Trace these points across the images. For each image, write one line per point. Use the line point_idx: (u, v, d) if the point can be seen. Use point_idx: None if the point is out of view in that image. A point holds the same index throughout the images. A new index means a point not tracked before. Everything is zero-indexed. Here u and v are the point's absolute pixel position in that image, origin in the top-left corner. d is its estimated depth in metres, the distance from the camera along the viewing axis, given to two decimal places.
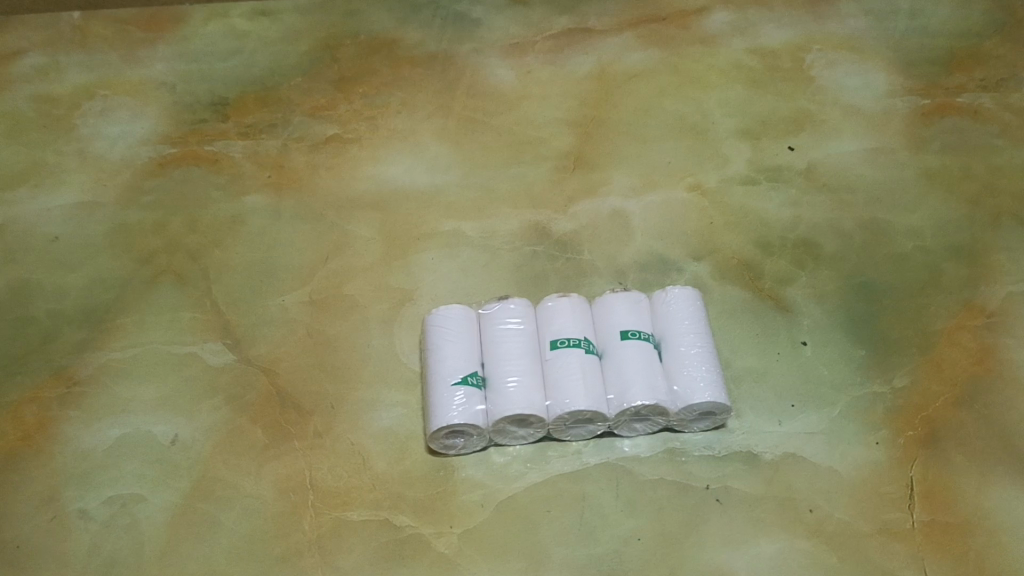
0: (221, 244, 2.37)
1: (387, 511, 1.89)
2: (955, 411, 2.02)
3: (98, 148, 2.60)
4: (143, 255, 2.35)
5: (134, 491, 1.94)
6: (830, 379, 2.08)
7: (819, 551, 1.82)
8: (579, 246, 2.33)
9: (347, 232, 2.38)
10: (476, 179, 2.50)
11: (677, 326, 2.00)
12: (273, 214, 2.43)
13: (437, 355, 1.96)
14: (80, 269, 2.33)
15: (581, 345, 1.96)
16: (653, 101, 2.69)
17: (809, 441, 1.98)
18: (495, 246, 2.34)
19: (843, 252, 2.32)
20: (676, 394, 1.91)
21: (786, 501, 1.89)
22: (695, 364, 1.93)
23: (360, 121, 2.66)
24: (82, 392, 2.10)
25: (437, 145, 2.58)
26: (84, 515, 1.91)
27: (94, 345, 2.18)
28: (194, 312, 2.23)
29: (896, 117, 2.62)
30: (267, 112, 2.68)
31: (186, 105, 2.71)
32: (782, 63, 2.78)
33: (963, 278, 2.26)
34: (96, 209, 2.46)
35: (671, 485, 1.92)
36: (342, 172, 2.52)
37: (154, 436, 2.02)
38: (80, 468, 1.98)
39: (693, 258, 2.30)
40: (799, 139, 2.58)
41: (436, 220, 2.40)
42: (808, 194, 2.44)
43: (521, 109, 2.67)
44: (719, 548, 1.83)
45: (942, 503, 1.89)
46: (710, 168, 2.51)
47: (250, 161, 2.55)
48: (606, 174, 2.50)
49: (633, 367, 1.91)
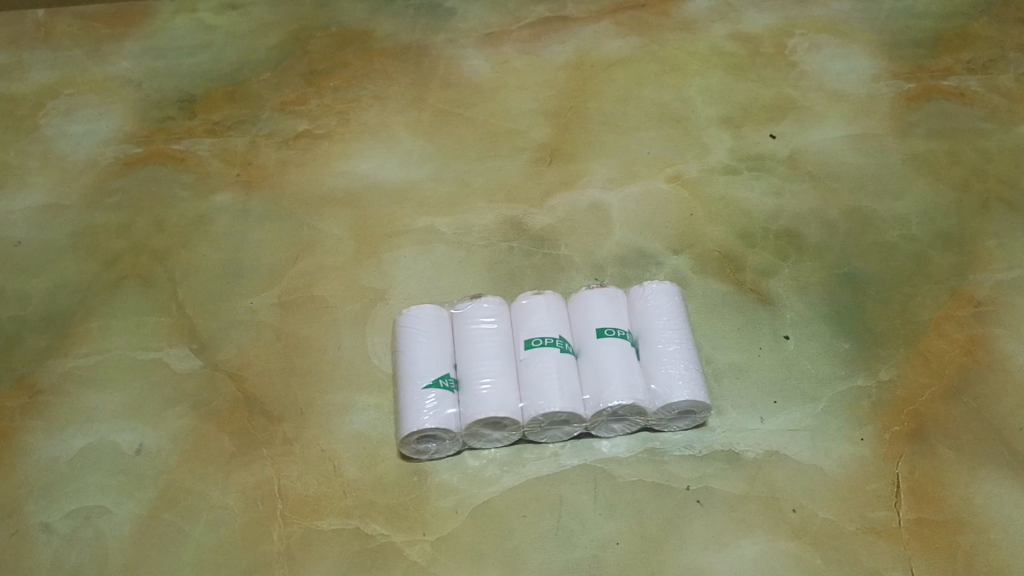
0: (189, 245, 2.31)
1: (358, 519, 1.83)
2: (943, 404, 1.96)
3: (63, 148, 2.53)
4: (109, 258, 2.29)
5: (98, 503, 1.88)
6: (813, 373, 2.02)
7: (803, 552, 1.77)
8: (556, 240, 2.27)
9: (318, 230, 2.31)
10: (450, 173, 2.43)
11: (655, 322, 1.94)
12: (242, 214, 2.36)
13: (408, 356, 1.89)
14: (44, 273, 2.26)
15: (556, 344, 1.90)
16: (632, 89, 2.62)
17: (792, 438, 1.92)
18: (469, 243, 2.27)
19: (827, 241, 2.26)
20: (654, 393, 1.85)
21: (769, 500, 1.84)
22: (673, 362, 1.87)
23: (331, 115, 2.59)
24: (45, 401, 2.03)
25: (410, 139, 2.52)
26: (47, 528, 1.85)
27: (57, 352, 2.12)
28: (160, 316, 2.17)
29: (881, 101, 2.55)
30: (236, 108, 2.61)
31: (153, 102, 2.64)
32: (764, 48, 2.71)
33: (951, 267, 2.20)
34: (60, 211, 2.39)
35: (651, 487, 1.86)
36: (313, 168, 2.45)
37: (119, 444, 1.96)
38: (43, 479, 1.92)
39: (673, 251, 2.24)
40: (781, 126, 2.51)
41: (410, 216, 2.34)
42: (791, 182, 2.38)
43: (497, 99, 2.61)
44: (700, 551, 1.77)
45: (930, 499, 1.83)
46: (691, 157, 2.45)
47: (218, 158, 2.49)
48: (584, 165, 2.44)
49: (611, 366, 1.85)
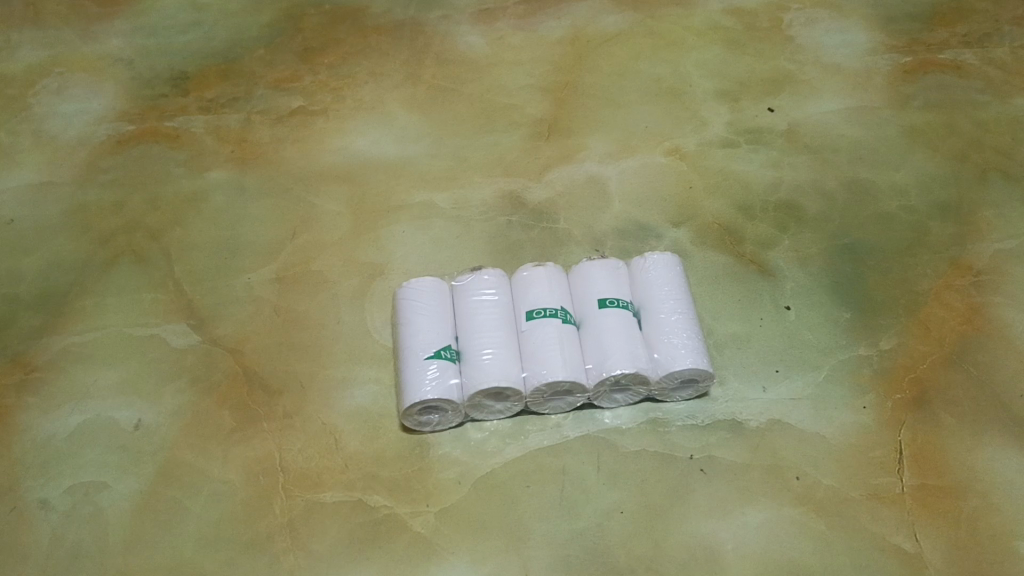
0: (184, 222, 2.28)
1: (361, 491, 1.82)
2: (944, 371, 1.96)
3: (54, 127, 2.50)
4: (103, 235, 2.26)
5: (97, 479, 1.86)
6: (815, 343, 2.02)
7: (807, 519, 1.77)
8: (555, 214, 2.25)
9: (314, 206, 2.30)
10: (447, 148, 2.42)
11: (657, 292, 1.93)
12: (237, 190, 2.34)
13: (408, 328, 1.88)
14: (37, 252, 2.24)
15: (558, 315, 1.89)
16: (628, 64, 2.61)
17: (795, 406, 1.92)
18: (467, 217, 2.26)
19: (826, 213, 2.25)
20: (657, 362, 1.84)
21: (773, 468, 1.83)
22: (676, 331, 1.86)
23: (326, 92, 2.56)
24: (40, 379, 2.01)
25: (406, 115, 2.50)
26: (45, 505, 1.83)
27: (53, 329, 2.09)
28: (156, 293, 2.15)
29: (877, 74, 2.55)
30: (229, 85, 2.59)
31: (145, 80, 2.61)
32: (760, 23, 2.71)
33: (950, 237, 2.20)
34: (53, 189, 2.36)
35: (654, 456, 1.86)
36: (307, 145, 2.43)
37: (117, 421, 1.94)
38: (40, 456, 1.90)
39: (673, 223, 2.23)
40: (779, 99, 2.51)
41: (407, 191, 2.32)
42: (789, 155, 2.37)
43: (493, 75, 2.59)
44: (704, 519, 1.77)
45: (932, 466, 1.83)
46: (688, 131, 2.44)
47: (212, 136, 2.46)
48: (581, 140, 2.42)
49: (613, 336, 1.84)
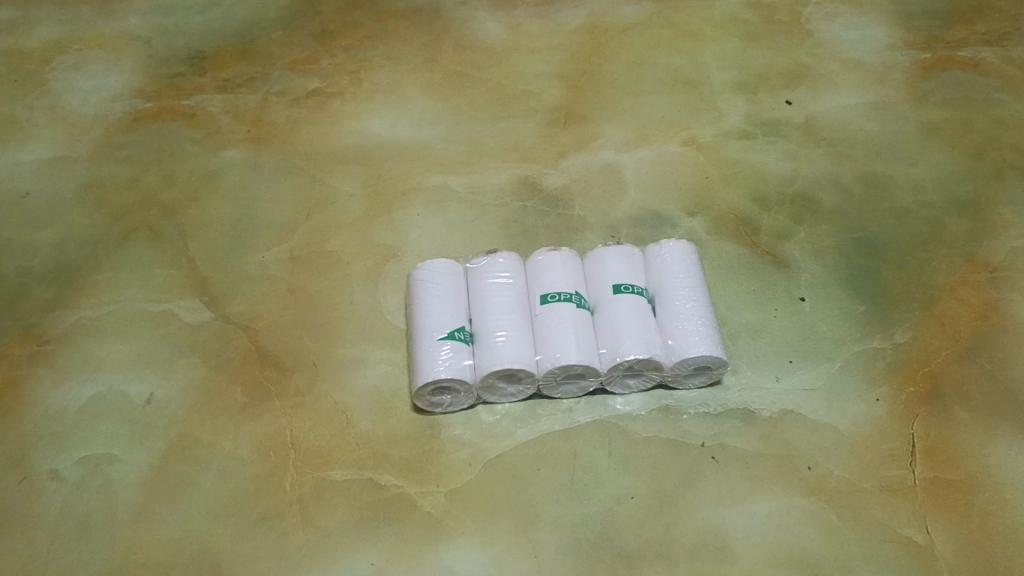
0: (199, 200, 2.28)
1: (371, 470, 1.81)
2: (958, 366, 1.96)
3: (71, 103, 2.50)
4: (117, 211, 2.26)
5: (107, 452, 1.86)
6: (829, 335, 2.01)
7: (818, 509, 1.76)
8: (570, 201, 2.25)
9: (330, 187, 2.29)
10: (463, 133, 2.41)
11: (672, 279, 1.92)
12: (252, 170, 2.34)
13: (422, 309, 1.88)
14: (52, 226, 2.24)
15: (573, 300, 1.88)
16: (646, 54, 2.60)
17: (808, 397, 1.91)
18: (482, 202, 2.26)
19: (843, 206, 2.25)
20: (671, 348, 1.84)
21: (785, 458, 1.83)
22: (690, 318, 1.86)
23: (342, 74, 2.56)
24: (53, 351, 2.01)
25: (422, 99, 2.49)
26: (55, 476, 1.83)
27: (66, 302, 2.09)
28: (170, 269, 2.15)
29: (896, 70, 2.54)
30: (246, 66, 2.59)
31: (162, 59, 2.61)
32: (779, 17, 2.70)
33: (966, 233, 2.19)
34: (68, 164, 2.36)
35: (666, 443, 1.85)
36: (324, 127, 2.43)
37: (129, 394, 1.94)
38: (51, 427, 1.90)
39: (688, 213, 2.23)
40: (797, 93, 2.50)
41: (422, 175, 2.32)
42: (806, 148, 2.37)
43: (510, 61, 2.58)
44: (714, 507, 1.77)
45: (945, 460, 1.83)
46: (705, 122, 2.43)
47: (228, 115, 2.46)
48: (597, 128, 2.42)
49: (627, 321, 1.84)
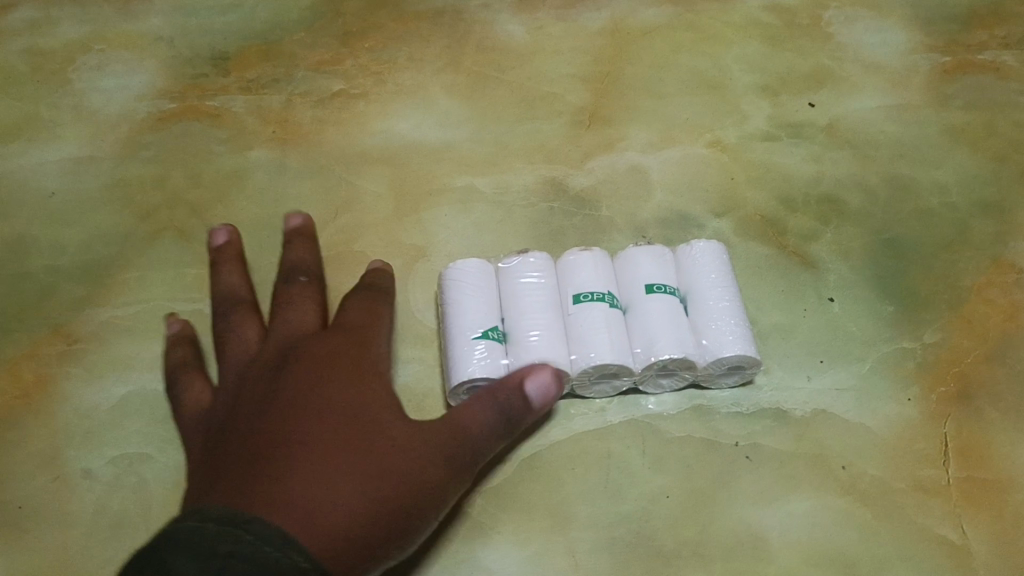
0: (226, 199, 2.29)
1: None
2: (988, 367, 1.97)
3: (95, 102, 2.50)
4: (144, 210, 2.27)
5: (141, 450, 1.87)
6: (859, 336, 2.02)
7: (851, 508, 1.77)
8: (597, 201, 2.26)
9: (357, 187, 2.30)
10: (488, 134, 2.42)
11: (704, 279, 1.93)
12: (279, 170, 2.34)
13: (455, 308, 1.88)
14: (79, 224, 2.24)
15: (605, 300, 1.89)
16: (669, 57, 2.61)
17: (839, 397, 1.92)
18: (510, 203, 2.26)
19: (868, 208, 2.26)
20: (705, 348, 1.84)
21: (818, 457, 1.84)
22: (724, 318, 1.86)
23: (366, 75, 2.56)
24: (83, 349, 2.01)
25: (446, 100, 2.50)
26: (89, 474, 1.84)
27: (95, 301, 2.10)
28: (199, 269, 2.15)
29: (917, 74, 2.55)
30: (270, 66, 2.58)
31: (184, 59, 2.60)
32: (801, 21, 2.70)
33: (991, 235, 2.20)
34: (94, 163, 2.37)
35: (699, 442, 1.86)
36: (349, 127, 2.43)
37: (160, 394, 1.95)
38: (84, 426, 1.90)
39: (714, 214, 2.24)
40: (820, 95, 2.51)
41: (448, 175, 2.32)
42: (831, 150, 2.38)
43: (534, 63, 2.59)
44: (750, 506, 1.77)
45: (977, 459, 1.84)
46: (730, 124, 2.44)
47: (253, 115, 2.46)
48: (622, 129, 2.43)
49: (661, 320, 1.84)
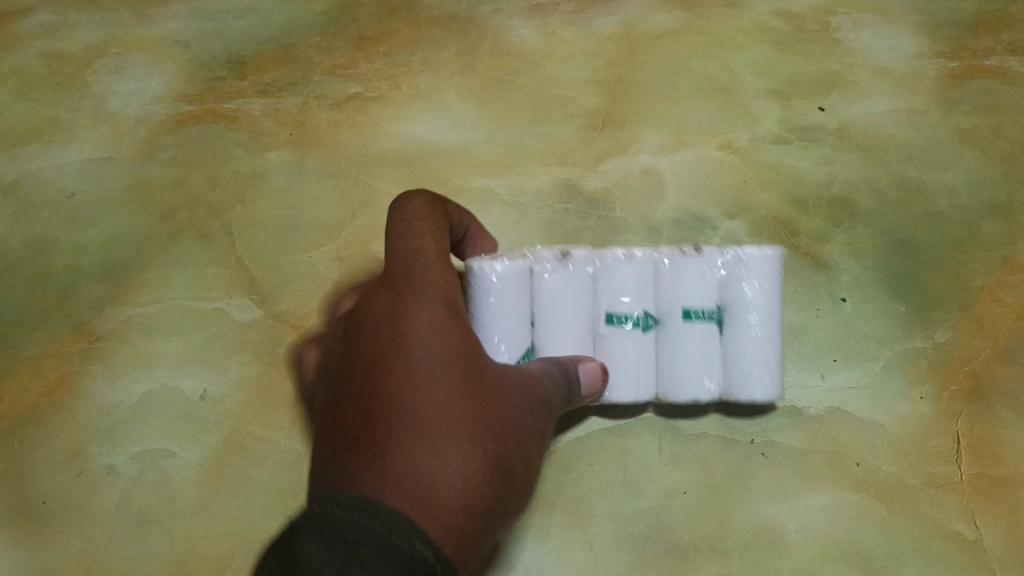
0: (245, 201, 2.31)
1: None
2: (999, 365, 2.00)
3: (114, 106, 2.47)
4: (164, 211, 2.31)
5: (163, 447, 2.06)
6: (872, 335, 2.04)
7: (862, 503, 1.90)
8: (610, 203, 2.33)
9: (375, 188, 2.33)
10: (504, 137, 2.42)
11: (750, 306, 1.82)
12: (296, 172, 2.36)
13: (487, 321, 1.77)
14: (99, 226, 2.30)
15: (638, 324, 1.86)
16: (679, 61, 2.48)
17: (853, 395, 1.98)
18: (525, 204, 2.35)
19: (878, 210, 2.30)
20: (727, 387, 1.87)
21: (833, 454, 1.93)
22: (757, 357, 1.83)
23: (383, 79, 2.48)
24: (105, 347, 2.15)
25: (460, 104, 2.45)
26: (111, 470, 2.04)
27: (116, 299, 2.20)
28: (218, 268, 2.23)
29: (925, 80, 2.43)
30: (286, 71, 2.49)
31: (202, 63, 2.51)
32: (809, 26, 2.50)
33: (1000, 234, 2.26)
34: (113, 164, 2.39)
35: (716, 439, 1.94)
36: (363, 130, 2.42)
37: (181, 391, 2.11)
38: (109, 420, 2.09)
39: (728, 215, 2.31)
40: (829, 99, 2.43)
41: (464, 176, 2.37)
42: (843, 153, 2.36)
43: (547, 68, 2.48)
44: (767, 502, 1.90)
45: (989, 455, 1.92)
46: (741, 127, 2.40)
47: (270, 118, 2.43)
48: (634, 131, 2.40)
49: (690, 357, 1.85)
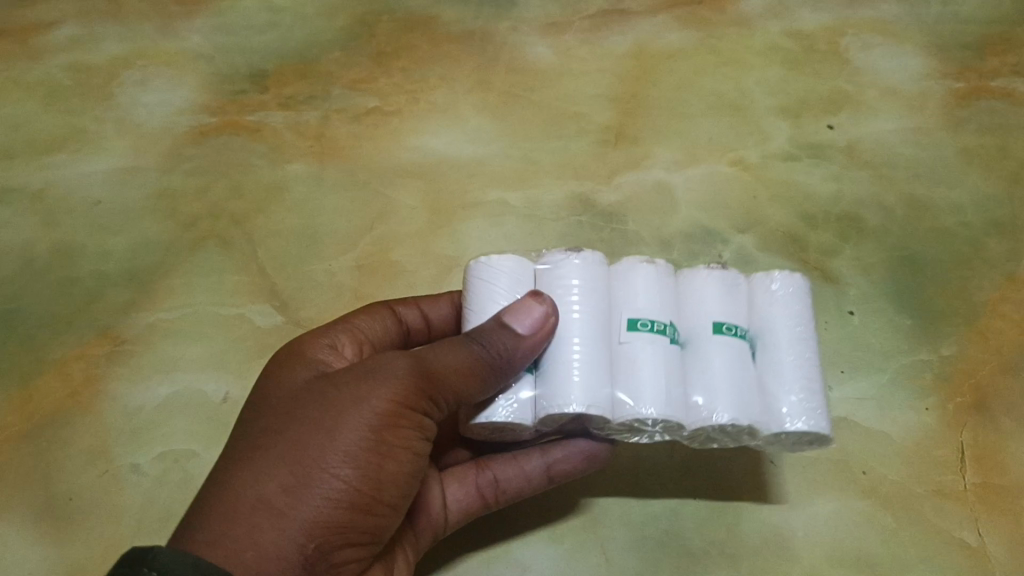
0: (266, 210, 2.38)
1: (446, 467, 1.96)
2: (1003, 378, 2.03)
3: (139, 116, 2.59)
4: (187, 220, 2.37)
5: (187, 448, 2.01)
6: (878, 348, 2.10)
7: (875, 512, 1.88)
8: (623, 215, 2.35)
9: (391, 199, 2.39)
10: (518, 150, 2.48)
11: (779, 325, 1.67)
12: (316, 183, 2.42)
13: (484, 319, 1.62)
14: (123, 232, 2.36)
15: (666, 333, 1.62)
16: (692, 79, 2.63)
17: (861, 406, 2.02)
18: (539, 216, 2.35)
19: (886, 227, 2.33)
20: (771, 414, 1.62)
21: (842, 463, 1.94)
22: (793, 382, 1.62)
23: (401, 93, 2.61)
24: (129, 350, 2.16)
25: (477, 119, 2.55)
26: (136, 469, 1.98)
27: (140, 305, 2.23)
28: (238, 275, 2.27)
29: (932, 100, 2.55)
30: (306, 84, 2.63)
31: (225, 76, 2.65)
32: (818, 46, 2.68)
33: (1005, 252, 2.26)
34: (139, 174, 2.47)
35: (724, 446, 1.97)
36: (383, 143, 2.51)
37: (205, 393, 2.09)
38: (131, 423, 2.05)
39: (738, 229, 2.32)
40: (840, 118, 2.54)
41: (480, 190, 2.41)
42: (851, 170, 2.43)
43: (562, 84, 2.62)
44: (777, 509, 1.89)
45: (994, 466, 1.93)
46: (751, 144, 2.49)
47: (291, 131, 2.53)
48: (648, 148, 2.48)
49: (726, 378, 1.60)
